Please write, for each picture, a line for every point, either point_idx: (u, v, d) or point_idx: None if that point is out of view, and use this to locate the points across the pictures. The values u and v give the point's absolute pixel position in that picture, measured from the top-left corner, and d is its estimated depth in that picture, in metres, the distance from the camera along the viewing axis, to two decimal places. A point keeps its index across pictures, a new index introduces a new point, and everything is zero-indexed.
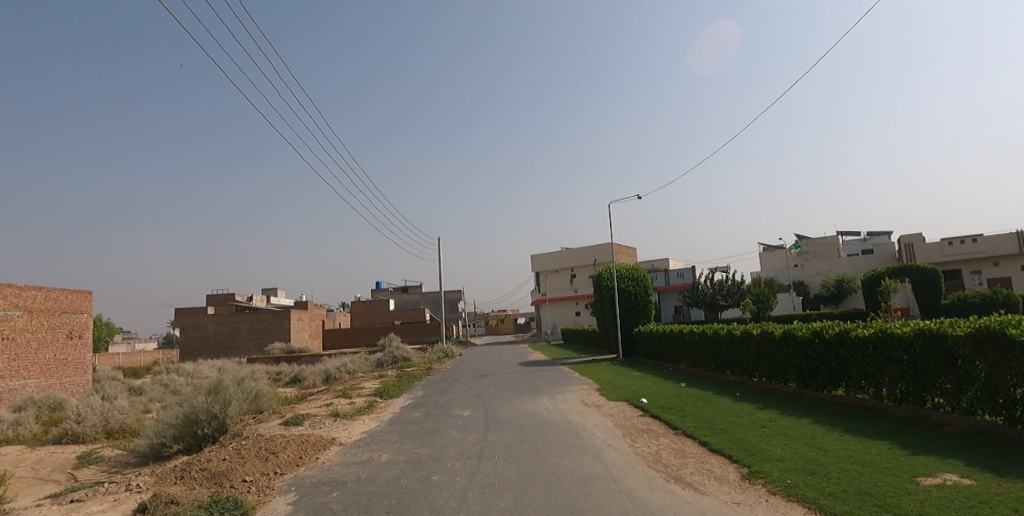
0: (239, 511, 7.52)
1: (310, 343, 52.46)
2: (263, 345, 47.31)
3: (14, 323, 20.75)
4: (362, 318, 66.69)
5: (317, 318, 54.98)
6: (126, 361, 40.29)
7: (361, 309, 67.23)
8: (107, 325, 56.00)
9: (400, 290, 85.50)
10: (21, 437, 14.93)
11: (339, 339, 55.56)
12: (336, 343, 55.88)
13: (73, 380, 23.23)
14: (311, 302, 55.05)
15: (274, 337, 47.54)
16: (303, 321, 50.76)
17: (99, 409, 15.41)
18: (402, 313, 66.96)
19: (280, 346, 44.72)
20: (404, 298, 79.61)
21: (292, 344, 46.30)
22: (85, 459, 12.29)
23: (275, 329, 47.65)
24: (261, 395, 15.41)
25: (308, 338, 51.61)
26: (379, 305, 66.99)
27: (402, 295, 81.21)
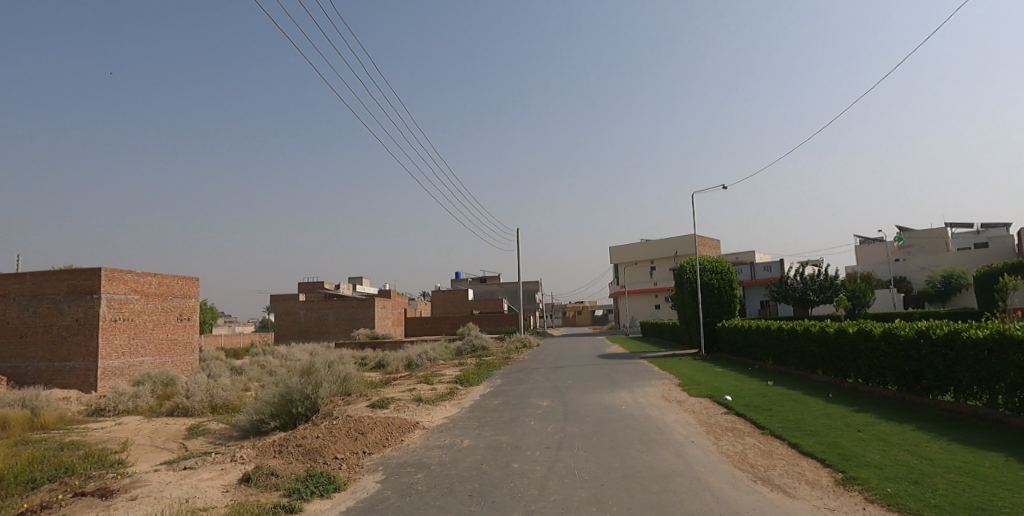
0: (332, 486, 8.01)
1: (393, 330, 54.57)
2: (350, 330, 49.72)
3: (133, 306, 22.93)
4: (442, 307, 68.57)
5: (400, 306, 57.04)
6: (228, 342, 43.68)
7: (441, 298, 69.06)
8: (212, 310, 60.84)
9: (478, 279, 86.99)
10: (140, 408, 16.53)
11: (420, 327, 57.41)
12: (417, 331, 57.75)
13: (183, 359, 25.41)
14: (394, 291, 57.17)
15: (360, 323, 49.82)
16: (386, 309, 52.80)
17: (206, 386, 16.82)
18: (480, 303, 68.08)
19: (365, 332, 46.85)
20: (483, 288, 81.04)
21: (376, 331, 48.30)
22: (194, 430, 13.46)
23: (361, 315, 49.92)
24: (350, 379, 16.23)
25: (390, 326, 53.67)
26: (458, 295, 68.50)
27: (479, 285, 82.61)
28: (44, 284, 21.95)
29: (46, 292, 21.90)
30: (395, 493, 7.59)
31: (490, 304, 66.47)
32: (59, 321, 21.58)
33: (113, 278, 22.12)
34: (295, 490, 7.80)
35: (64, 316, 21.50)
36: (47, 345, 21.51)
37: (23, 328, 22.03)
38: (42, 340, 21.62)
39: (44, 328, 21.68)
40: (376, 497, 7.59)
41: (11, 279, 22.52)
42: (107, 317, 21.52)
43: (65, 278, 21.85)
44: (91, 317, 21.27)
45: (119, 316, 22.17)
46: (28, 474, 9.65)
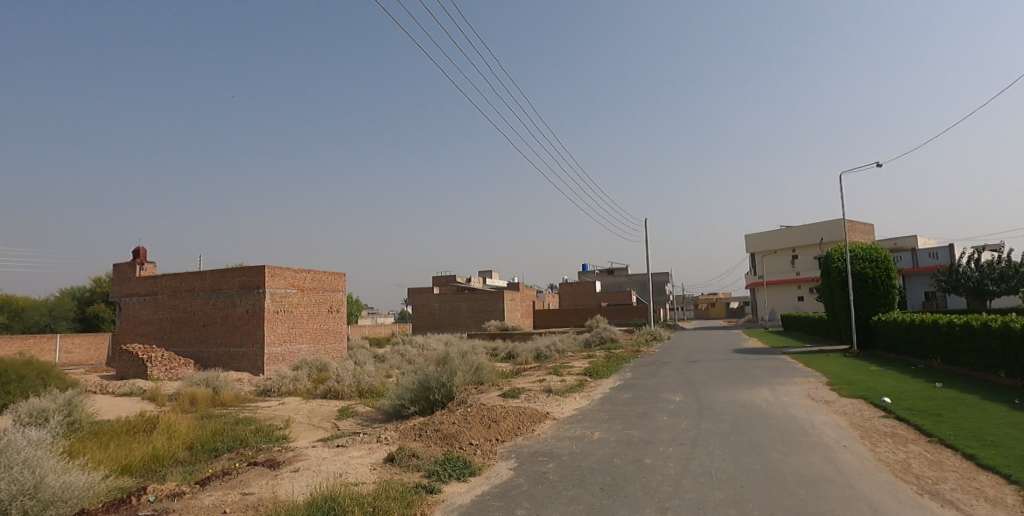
0: (468, 470, 8.39)
1: (522, 322, 55.89)
2: (481, 322, 51.69)
3: (291, 300, 25.59)
4: (569, 299, 68.97)
5: (527, 299, 58.23)
6: (372, 332, 47.38)
7: (568, 290, 69.44)
8: (358, 302, 66.33)
9: (604, 270, 86.13)
10: (299, 390, 18.46)
11: (547, 319, 58.19)
12: (545, 323, 58.61)
13: (334, 347, 27.90)
14: (522, 283, 58.43)
15: (490, 315, 51.62)
16: (515, 301, 54.08)
17: (354, 372, 18.36)
18: (608, 295, 67.44)
19: (495, 324, 48.41)
20: (610, 280, 80.24)
21: (505, 322, 49.74)
22: (344, 412, 14.77)
23: (491, 307, 51.69)
24: (482, 368, 16.86)
25: (519, 318, 55.02)
26: (585, 287, 68.44)
27: (606, 277, 81.87)
28: (221, 280, 25.23)
29: (222, 287, 25.16)
30: (528, 481, 7.77)
31: (618, 296, 65.58)
32: (233, 312, 24.75)
33: (275, 274, 24.79)
34: (435, 472, 8.26)
35: (238, 308, 24.59)
36: (224, 333, 24.75)
37: (206, 318, 25.52)
38: (221, 328, 24.91)
39: (222, 318, 24.96)
40: (509, 483, 7.82)
41: (196, 276, 26.15)
42: (270, 309, 24.25)
43: (237, 275, 24.90)
44: (258, 309, 24.11)
45: (280, 308, 24.89)
46: (213, 444, 11.17)
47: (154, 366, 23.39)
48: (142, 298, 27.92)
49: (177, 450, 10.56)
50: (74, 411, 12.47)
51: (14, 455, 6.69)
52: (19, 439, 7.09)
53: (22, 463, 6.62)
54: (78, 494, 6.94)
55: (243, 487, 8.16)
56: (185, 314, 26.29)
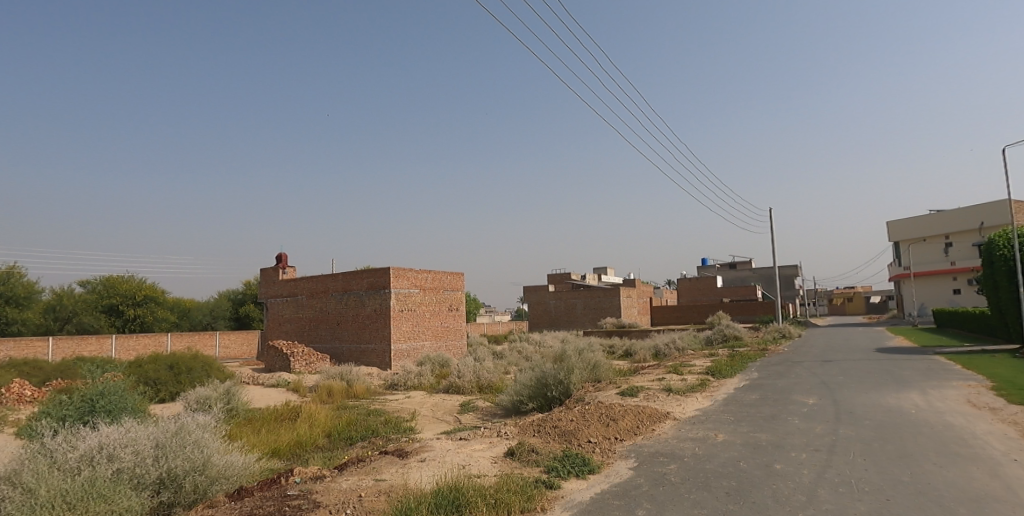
0: (587, 467, 8.42)
1: (638, 319, 54.82)
2: (597, 319, 51.40)
3: (414, 299, 27.04)
4: (688, 295, 66.54)
5: (643, 295, 57.01)
6: (490, 329, 48.86)
7: (686, 285, 67.00)
8: (475, 300, 68.61)
9: (725, 264, 81.97)
10: (423, 384, 19.50)
11: (664, 316, 56.53)
12: (662, 320, 57.02)
13: (455, 343, 29.05)
14: (637, 280, 57.24)
15: (605, 312, 51.17)
16: (631, 298, 53.06)
17: (474, 368, 19.05)
18: (729, 291, 64.16)
19: (611, 321, 47.85)
20: (731, 275, 76.29)
21: (621, 319, 49.04)
22: (466, 406, 15.39)
23: (607, 305, 51.21)
24: (599, 366, 16.78)
25: (635, 314, 54.00)
26: (705, 282, 65.64)
27: (727, 272, 77.91)
28: (352, 282, 27.29)
29: (353, 288, 27.20)
30: (648, 481, 7.66)
31: (741, 291, 62.12)
32: (362, 311, 26.66)
33: (399, 275, 26.34)
34: (554, 468, 8.38)
35: (367, 307, 26.46)
36: (356, 330, 26.74)
37: (340, 316, 27.69)
38: (352, 326, 26.94)
39: (353, 316, 27.00)
40: (629, 483, 7.75)
41: (330, 278, 28.48)
42: (395, 308, 25.81)
43: (366, 277, 26.77)
44: (385, 308, 25.77)
45: (405, 306, 26.40)
46: (348, 432, 12.13)
47: (297, 360, 25.82)
48: (285, 299, 30.91)
49: (318, 437, 11.60)
50: (232, 399, 14.11)
51: (188, 437, 7.75)
52: (190, 423, 8.20)
53: (193, 443, 7.65)
54: (237, 473, 7.90)
55: (375, 473, 8.81)
56: (322, 313, 28.73)
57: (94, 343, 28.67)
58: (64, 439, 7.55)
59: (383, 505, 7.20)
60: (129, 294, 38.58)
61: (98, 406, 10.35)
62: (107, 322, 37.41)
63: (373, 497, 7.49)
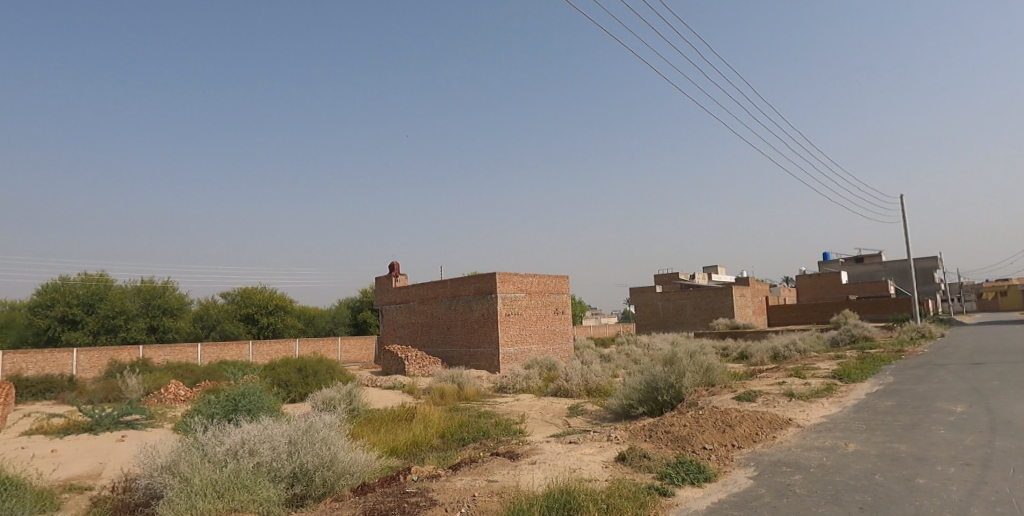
0: (703, 475, 8.05)
1: (753, 319, 51.82)
2: (708, 320, 49.21)
3: (520, 303, 27.37)
4: (809, 293, 61.88)
5: (758, 294, 53.83)
6: (596, 332, 48.40)
7: (806, 283, 62.35)
8: (580, 303, 68.27)
9: (851, 257, 75.36)
10: (531, 387, 19.67)
11: (783, 316, 52.96)
12: (781, 320, 53.44)
13: (561, 346, 29.03)
14: (751, 278, 54.15)
15: (717, 313, 48.85)
16: (745, 297, 50.26)
17: (581, 371, 18.93)
18: (857, 287, 58.81)
19: (723, 322, 45.63)
20: (858, 269, 69.93)
21: (735, 320, 46.56)
22: (574, 410, 15.32)
23: (718, 305, 48.86)
24: (712, 369, 16.03)
25: (750, 314, 51.06)
26: (828, 278, 60.70)
27: (854, 266, 71.52)
28: (460, 288, 28.19)
29: (461, 294, 28.08)
30: (770, 492, 7.17)
31: (871, 287, 56.76)
32: (471, 316, 27.46)
33: (505, 280, 26.78)
34: (667, 475, 8.09)
35: (475, 312, 27.18)
36: (465, 334, 27.58)
37: (450, 321, 28.67)
38: (462, 330, 27.82)
39: (462, 321, 27.88)
40: (748, 493, 7.30)
41: (440, 285, 29.62)
42: (502, 312, 26.31)
43: (473, 282, 27.54)
44: (492, 313, 26.36)
45: (511, 310, 26.82)
46: (460, 434, 12.50)
47: (411, 363, 27.07)
48: (399, 305, 32.54)
49: (432, 437, 12.05)
50: (354, 400, 15.06)
51: (316, 434, 8.34)
52: (318, 421, 8.85)
53: (321, 440, 8.24)
54: (361, 469, 8.37)
55: (488, 474, 9.00)
56: (433, 319, 29.95)
57: (235, 349, 31.83)
58: (213, 434, 8.42)
59: (496, 505, 7.31)
60: (262, 303, 42.49)
61: (241, 405, 11.45)
62: (245, 329, 41.45)
63: (486, 497, 7.65)
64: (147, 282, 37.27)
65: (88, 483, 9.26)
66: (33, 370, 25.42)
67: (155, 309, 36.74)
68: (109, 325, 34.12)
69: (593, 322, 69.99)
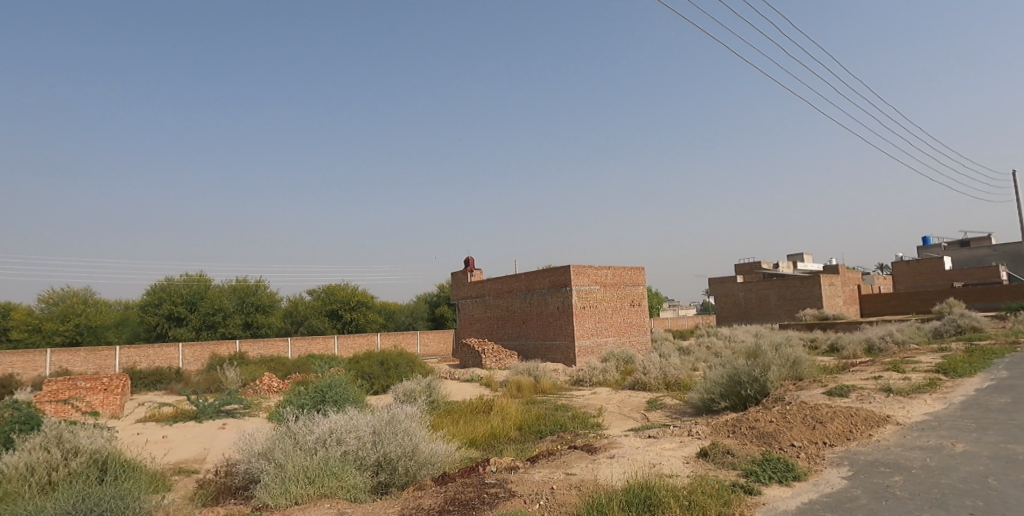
0: (791, 474, 7.62)
1: (845, 309, 48.67)
2: (794, 311, 46.71)
3: (595, 295, 27.04)
4: (908, 281, 57.38)
5: (850, 283, 50.49)
6: (674, 324, 47.21)
7: (905, 270, 57.84)
8: (656, 294, 66.79)
9: (956, 241, 69.20)
10: (608, 380, 19.41)
11: (878, 306, 49.41)
12: (876, 310, 49.86)
13: (638, 339, 28.46)
14: (841, 266, 50.89)
15: (804, 303, 46.26)
16: (835, 286, 47.28)
17: (659, 364, 18.46)
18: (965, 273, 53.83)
19: (811, 313, 43.20)
20: (966, 254, 63.98)
21: (824, 310, 43.93)
22: (652, 404, 14.97)
23: (805, 295, 46.27)
24: (800, 363, 15.16)
25: (841, 304, 48.00)
26: (931, 265, 55.97)
27: (961, 251, 65.51)
28: (534, 281, 28.25)
29: (536, 287, 28.13)
30: (866, 494, 6.69)
31: (981, 273, 51.82)
32: (546, 309, 27.48)
33: (579, 273, 26.53)
34: (752, 472, 7.71)
35: (550, 305, 27.17)
36: (541, 328, 27.63)
37: (525, 315, 28.80)
38: (537, 324, 27.90)
39: (538, 314, 27.95)
40: (842, 494, 6.84)
41: (514, 278, 29.83)
42: (577, 305, 26.12)
43: (547, 276, 27.51)
44: (567, 306, 26.24)
45: (586, 303, 26.57)
46: (537, 426, 12.51)
47: (488, 356, 27.43)
48: (474, 299, 33.07)
49: (510, 430, 12.13)
50: (434, 392, 15.42)
51: (399, 425, 8.59)
52: (400, 413, 9.11)
53: (403, 431, 8.47)
54: (441, 459, 8.51)
55: (566, 467, 8.94)
56: (508, 312, 30.19)
57: (322, 342, 33.49)
58: (304, 423, 8.87)
59: (574, 499, 7.24)
60: (346, 299, 44.42)
61: (328, 397, 11.98)
62: (330, 324, 43.52)
63: (565, 490, 7.59)
64: (241, 281, 39.88)
65: (195, 467, 10.02)
66: (146, 363, 27.83)
67: (249, 306, 39.27)
68: (209, 321, 36.80)
69: (670, 314, 68.33)
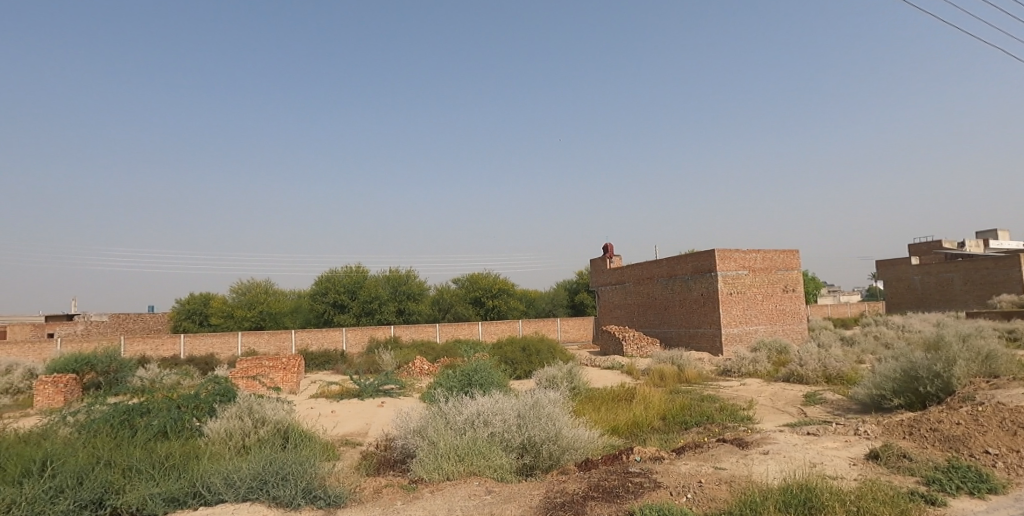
0: (987, 485, 6.55)
1: None
2: (987, 298, 40.23)
3: (744, 281, 25.32)
4: None
5: None
6: (834, 312, 43.01)
7: None
8: (812, 279, 61.23)
9: None
10: (759, 372, 18.15)
11: None
12: None
13: (793, 327, 26.26)
14: None
15: (1000, 288, 39.64)
16: None
17: (818, 356, 16.87)
18: None
19: (1009, 299, 36.94)
20: None
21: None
22: (810, 398, 13.72)
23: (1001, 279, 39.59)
24: (995, 357, 12.97)
25: None
26: None
27: None
28: (677, 266, 27.25)
29: (679, 273, 27.12)
30: None
31: None
32: (690, 295, 26.39)
33: (725, 257, 25.00)
34: (936, 480, 6.75)
35: (694, 292, 26.10)
36: (685, 314, 26.61)
37: (668, 301, 27.93)
38: (680, 311, 26.94)
39: (681, 301, 26.95)
40: None
41: (655, 264, 29.02)
42: (724, 291, 24.70)
43: (690, 261, 26.37)
44: (712, 292, 24.97)
45: (734, 289, 24.99)
46: (682, 417, 12.04)
47: (629, 343, 27.00)
48: (614, 286, 32.72)
49: (653, 419, 11.80)
50: (575, 379, 15.47)
51: (542, 410, 8.72)
52: (543, 398, 9.24)
53: (546, 416, 8.58)
54: (584, 445, 8.49)
55: (714, 461, 8.49)
56: (649, 299, 29.46)
57: (467, 328, 35.17)
58: (453, 404, 9.32)
59: (724, 495, 6.83)
60: (488, 287, 46.18)
61: (474, 380, 12.51)
62: (474, 311, 45.55)
63: (714, 485, 7.20)
64: (394, 271, 43.11)
65: (359, 440, 11.00)
66: (316, 345, 31.14)
67: (401, 294, 42.33)
68: (367, 308, 40.28)
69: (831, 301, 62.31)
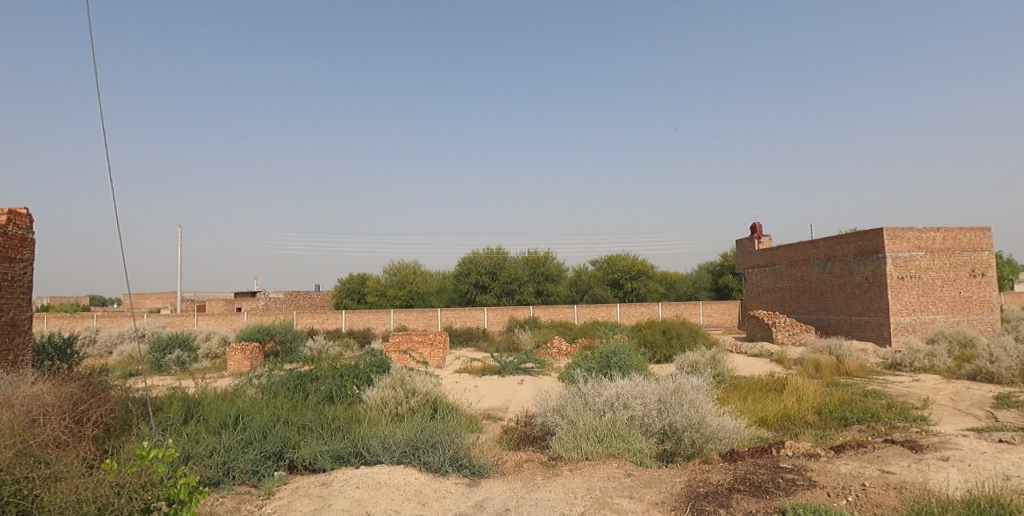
0: None
1: None
2: None
3: (919, 263, 22.38)
4: None
5: None
6: None
7: None
8: (1011, 263, 52.43)
9: None
10: (937, 367, 16.02)
11: None
12: None
13: (981, 318, 22.78)
14: None
15: None
16: None
17: (1015, 352, 14.49)
18: None
19: None
20: None
21: None
22: (1003, 401, 11.85)
23: None
24: None
25: None
26: None
27: None
28: (836, 247, 24.83)
29: (838, 254, 24.71)
30: None
31: None
32: (852, 279, 23.95)
33: (896, 237, 22.26)
34: None
35: (857, 276, 23.66)
36: (845, 301, 24.23)
37: (825, 286, 25.62)
38: (840, 296, 24.59)
39: (841, 286, 24.57)
40: None
41: (811, 245, 26.69)
42: (893, 275, 22.07)
43: (853, 241, 23.89)
44: (878, 276, 22.43)
45: (906, 273, 22.21)
46: (841, 412, 11.03)
47: (779, 330, 25.18)
48: (763, 268, 30.67)
49: (807, 413, 10.93)
50: (719, 365, 14.79)
51: (684, 396, 8.45)
52: (685, 384, 8.95)
53: (689, 403, 8.30)
54: (729, 435, 8.10)
55: (881, 464, 7.67)
56: (804, 283, 27.22)
57: (605, 310, 35.03)
58: (592, 386, 9.35)
59: (894, 502, 6.15)
60: (626, 269, 45.46)
61: (613, 362, 12.45)
62: (612, 293, 45.21)
63: (881, 490, 6.51)
64: (532, 253, 44.05)
65: (500, 414, 11.47)
66: (461, 323, 32.92)
67: (540, 276, 43.16)
68: (507, 289, 41.65)
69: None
